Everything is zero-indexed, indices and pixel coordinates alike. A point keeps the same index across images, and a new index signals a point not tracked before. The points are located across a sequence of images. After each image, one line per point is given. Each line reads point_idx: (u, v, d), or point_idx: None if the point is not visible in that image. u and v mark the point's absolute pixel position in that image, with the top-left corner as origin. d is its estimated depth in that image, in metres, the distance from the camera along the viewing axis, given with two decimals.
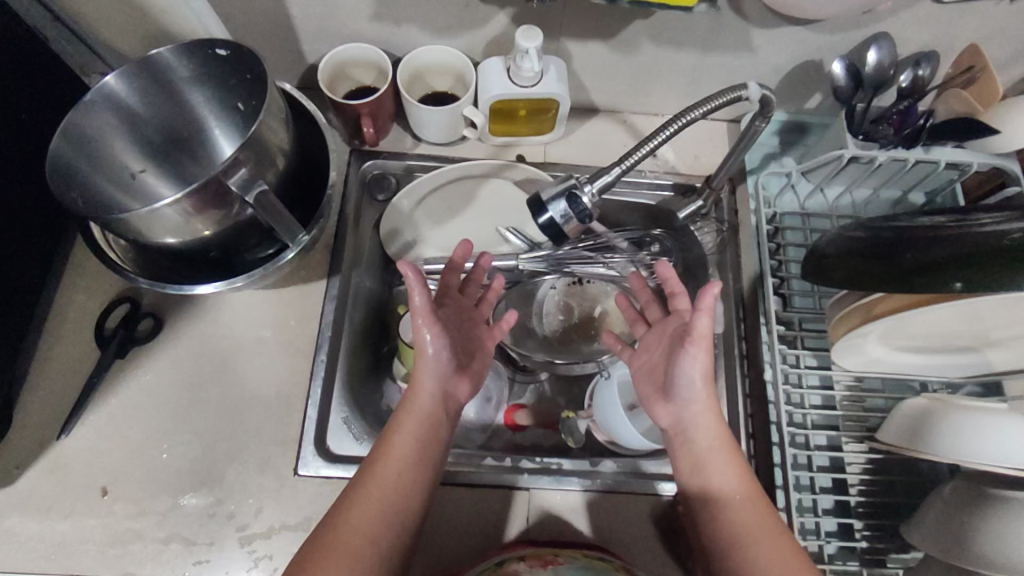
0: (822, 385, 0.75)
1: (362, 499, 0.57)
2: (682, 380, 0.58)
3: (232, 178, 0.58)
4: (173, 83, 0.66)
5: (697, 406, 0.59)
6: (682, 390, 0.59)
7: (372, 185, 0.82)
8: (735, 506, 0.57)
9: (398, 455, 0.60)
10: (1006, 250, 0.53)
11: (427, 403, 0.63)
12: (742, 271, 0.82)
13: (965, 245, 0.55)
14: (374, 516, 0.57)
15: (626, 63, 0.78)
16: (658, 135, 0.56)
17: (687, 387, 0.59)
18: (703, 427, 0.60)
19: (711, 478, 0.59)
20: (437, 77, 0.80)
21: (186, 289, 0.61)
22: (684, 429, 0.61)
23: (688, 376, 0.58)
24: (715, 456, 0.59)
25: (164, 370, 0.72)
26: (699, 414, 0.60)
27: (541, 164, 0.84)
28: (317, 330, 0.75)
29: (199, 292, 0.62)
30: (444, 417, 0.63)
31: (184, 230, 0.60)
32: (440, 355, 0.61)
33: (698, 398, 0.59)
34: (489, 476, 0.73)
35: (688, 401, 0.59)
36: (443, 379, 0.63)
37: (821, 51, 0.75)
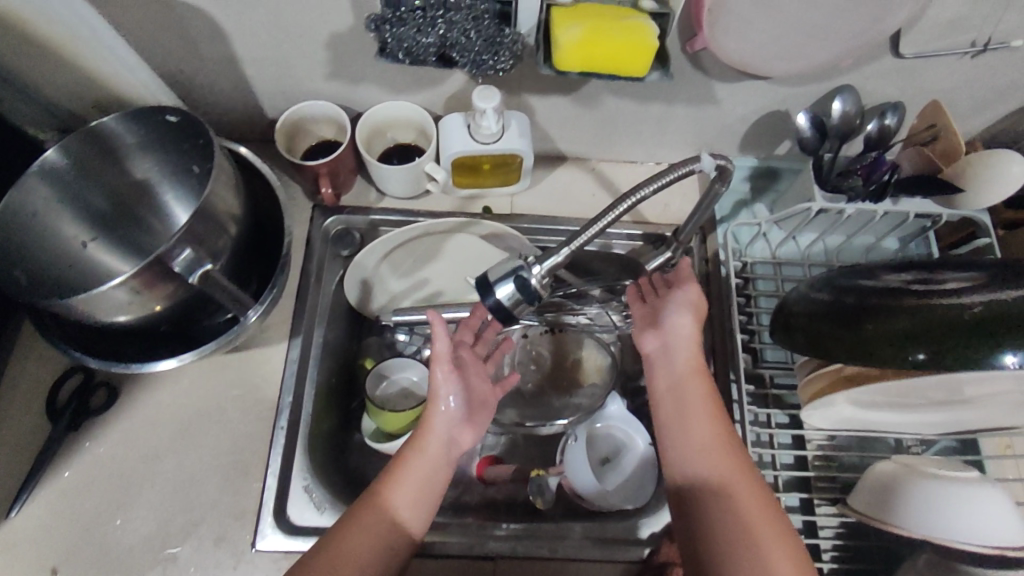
0: (795, 444, 0.73)
1: (361, 525, 0.57)
2: (671, 311, 0.66)
3: (175, 259, 0.56)
4: (120, 151, 0.65)
5: (685, 340, 0.65)
6: (672, 326, 0.66)
7: (337, 241, 0.81)
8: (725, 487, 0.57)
9: (399, 489, 0.59)
10: (968, 323, 0.52)
11: (433, 446, 0.61)
12: (715, 322, 0.78)
13: (925, 317, 0.53)
14: (370, 540, 0.57)
15: (589, 115, 0.77)
16: (620, 201, 0.52)
17: (676, 321, 0.66)
18: (684, 361, 0.65)
19: (699, 458, 0.59)
20: (398, 130, 0.78)
21: (147, 368, 0.59)
22: (670, 355, 0.65)
23: (678, 311, 0.66)
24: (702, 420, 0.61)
25: (119, 441, 0.70)
26: (684, 344, 0.65)
27: (507, 216, 0.83)
28: (278, 394, 0.73)
29: (160, 368, 0.61)
30: (446, 462, 0.62)
31: (131, 308, 0.58)
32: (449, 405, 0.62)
33: (689, 328, 0.65)
34: (455, 544, 0.71)
35: (677, 333, 0.65)
36: (450, 425, 0.62)
37: (786, 102, 0.73)
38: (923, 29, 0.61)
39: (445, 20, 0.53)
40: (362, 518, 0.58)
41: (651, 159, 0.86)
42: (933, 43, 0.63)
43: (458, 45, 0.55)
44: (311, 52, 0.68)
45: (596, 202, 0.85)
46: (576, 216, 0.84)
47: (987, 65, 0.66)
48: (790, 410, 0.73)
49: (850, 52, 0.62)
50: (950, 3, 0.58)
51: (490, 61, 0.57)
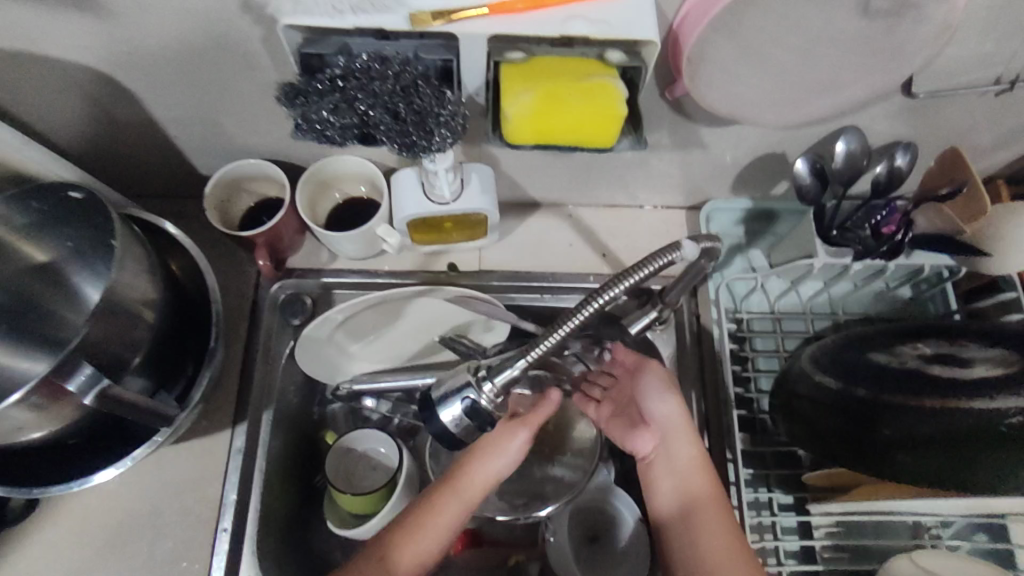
0: (800, 530, 0.65)
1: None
2: (651, 393, 0.59)
3: (69, 379, 0.47)
4: (13, 234, 0.57)
5: (672, 422, 0.58)
6: (658, 415, 0.59)
7: (285, 309, 0.72)
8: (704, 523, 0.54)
9: (428, 530, 0.50)
10: (1000, 437, 0.45)
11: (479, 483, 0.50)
12: (709, 389, 0.70)
13: (950, 425, 0.46)
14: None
15: (561, 162, 0.69)
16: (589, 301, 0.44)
17: (656, 404, 0.59)
18: (683, 449, 0.57)
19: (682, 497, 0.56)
20: (346, 185, 0.70)
21: (85, 484, 0.53)
22: (666, 446, 0.58)
23: (658, 397, 0.59)
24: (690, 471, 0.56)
25: (42, 554, 0.62)
26: (680, 433, 0.58)
27: (474, 274, 0.74)
28: (221, 491, 0.66)
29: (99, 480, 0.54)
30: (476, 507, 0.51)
31: (29, 428, 0.50)
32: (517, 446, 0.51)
33: (675, 409, 0.58)
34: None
35: (659, 416, 0.59)
36: (503, 459, 0.51)
37: (782, 144, 0.65)
38: (938, 68, 0.53)
39: (364, 92, 0.44)
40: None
41: (633, 202, 0.78)
42: (950, 81, 0.54)
43: (383, 125, 0.45)
44: (236, 109, 0.59)
45: (573, 253, 0.76)
46: (551, 271, 0.75)
47: (1013, 102, 0.57)
48: (794, 492, 0.65)
49: (853, 98, 0.53)
50: (971, 40, 0.50)
51: (422, 143, 0.46)
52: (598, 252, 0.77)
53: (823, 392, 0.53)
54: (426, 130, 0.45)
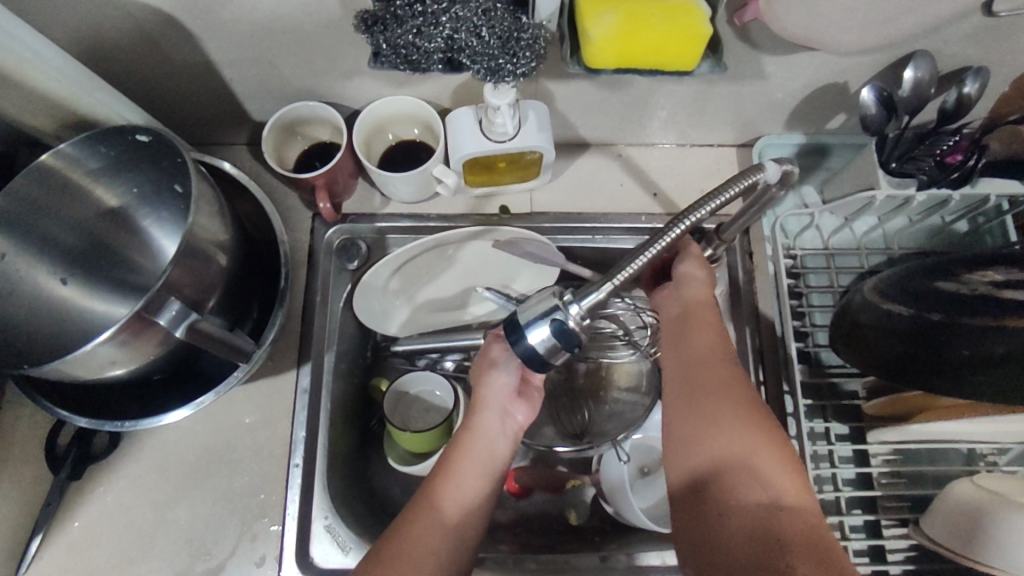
0: (856, 459, 0.66)
1: (416, 544, 0.54)
2: (686, 262, 0.58)
3: (159, 314, 0.49)
4: (82, 178, 0.57)
5: (695, 281, 0.57)
6: (682, 272, 0.58)
7: (341, 253, 0.73)
8: (735, 424, 0.49)
9: (478, 444, 0.60)
10: None
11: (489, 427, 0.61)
12: (762, 325, 0.72)
13: (1012, 341, 0.47)
14: (427, 552, 0.54)
15: (616, 98, 0.68)
16: (674, 224, 0.46)
17: (691, 271, 0.57)
18: (698, 296, 0.56)
19: (693, 395, 0.51)
20: (400, 129, 0.70)
21: (154, 424, 0.54)
22: (677, 292, 0.57)
23: (690, 262, 0.58)
24: (698, 347, 0.54)
25: (124, 488, 0.66)
26: (698, 302, 0.56)
27: (526, 214, 0.75)
28: (291, 430, 0.68)
29: (169, 421, 0.56)
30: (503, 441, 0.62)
31: (116, 364, 0.52)
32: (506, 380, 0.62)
33: (699, 273, 0.58)
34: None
35: (688, 278, 0.58)
36: (501, 396, 0.62)
37: (845, 74, 0.64)
38: None
39: (449, 15, 0.44)
40: (414, 523, 0.56)
41: (685, 140, 0.77)
42: None
43: (468, 48, 0.46)
44: (293, 48, 0.59)
45: (624, 193, 0.76)
46: (602, 211, 0.75)
47: None
48: (851, 422, 0.66)
49: (928, 16, 0.52)
50: None
51: (509, 66, 0.46)
52: (649, 192, 0.76)
53: (893, 320, 0.55)
54: (513, 54, 0.46)
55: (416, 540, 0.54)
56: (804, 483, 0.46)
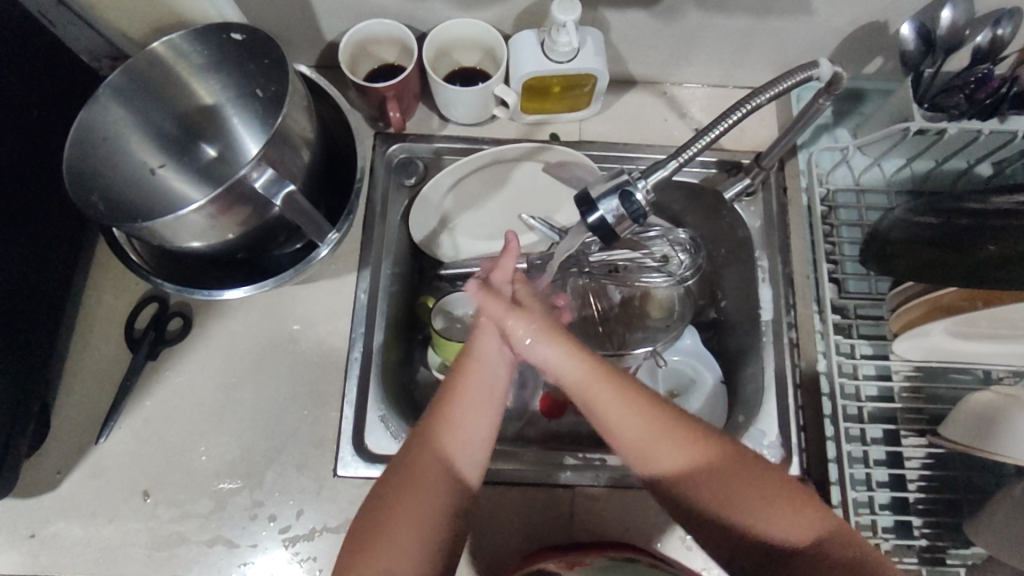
0: (879, 376, 0.71)
1: (409, 504, 0.48)
2: (522, 332, 0.54)
3: (257, 178, 0.54)
4: (184, 70, 0.63)
5: (548, 355, 0.54)
6: (528, 349, 0.55)
7: (399, 170, 0.78)
8: (694, 470, 0.50)
9: (460, 435, 0.52)
10: None
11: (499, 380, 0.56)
12: (793, 254, 0.77)
13: None
14: (427, 496, 0.49)
15: (668, 32, 0.73)
16: (734, 111, 0.50)
17: (528, 343, 0.55)
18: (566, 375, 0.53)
19: (652, 470, 0.51)
20: (463, 53, 0.74)
21: (213, 295, 0.58)
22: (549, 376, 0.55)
23: (526, 331, 0.54)
24: (624, 414, 0.51)
25: (195, 371, 0.71)
26: (558, 360, 0.53)
27: (575, 142, 0.79)
28: (350, 327, 0.73)
29: (227, 298, 0.59)
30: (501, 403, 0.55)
31: (208, 234, 0.56)
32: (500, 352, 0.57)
33: (545, 344, 0.54)
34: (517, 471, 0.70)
35: (538, 351, 0.55)
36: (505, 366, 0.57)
37: (885, 12, 0.68)
38: None
39: None
40: (411, 466, 0.50)
41: (728, 81, 0.81)
42: None
43: None
44: None
45: (667, 127, 0.81)
46: (647, 142, 0.80)
47: None
48: (874, 341, 0.71)
49: None
50: None
51: None
52: (690, 127, 0.81)
53: (921, 228, 0.60)
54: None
55: (416, 483, 0.49)
56: (768, 494, 0.50)
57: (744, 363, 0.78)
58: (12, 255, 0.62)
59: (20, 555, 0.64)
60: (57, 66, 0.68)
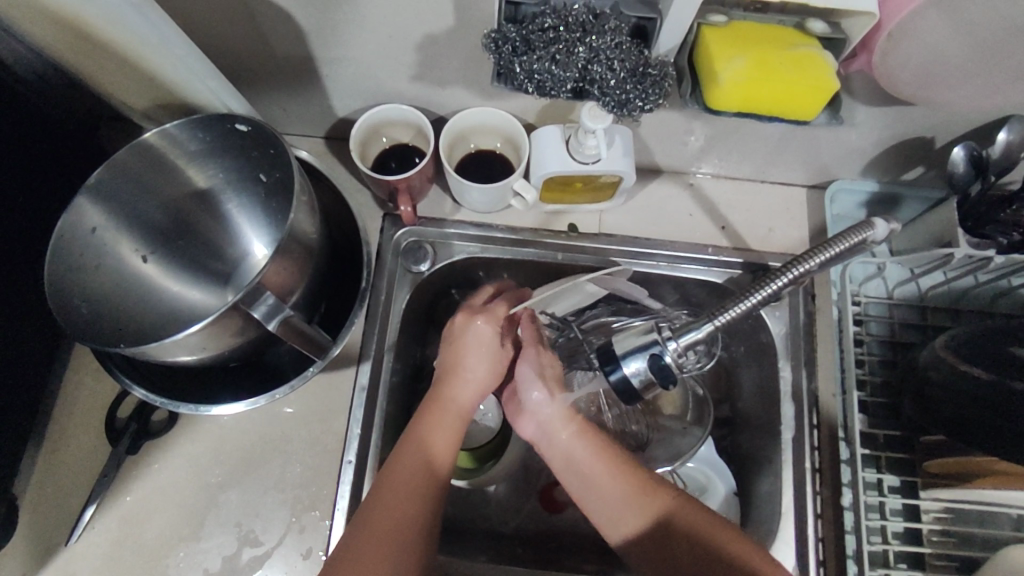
0: (908, 513, 0.66)
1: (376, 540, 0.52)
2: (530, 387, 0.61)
3: (255, 308, 0.50)
4: (179, 158, 0.58)
5: (547, 411, 0.60)
6: (533, 403, 0.61)
7: (407, 254, 0.74)
8: (678, 524, 0.54)
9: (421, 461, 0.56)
10: None
11: (461, 399, 0.60)
12: (819, 368, 0.72)
13: None
14: (390, 542, 0.52)
15: (699, 130, 0.68)
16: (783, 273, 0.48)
17: (535, 397, 0.60)
18: (559, 432, 0.59)
19: (632, 521, 0.55)
20: (481, 137, 0.70)
21: (202, 412, 0.54)
22: (545, 433, 0.60)
23: (535, 386, 0.60)
24: (607, 482, 0.56)
25: (178, 467, 0.66)
26: (554, 418, 0.60)
27: (595, 235, 0.75)
28: (346, 426, 0.68)
29: (217, 413, 0.55)
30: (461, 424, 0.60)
31: (197, 350, 0.52)
32: (475, 374, 0.61)
33: (546, 400, 0.60)
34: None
35: (539, 408, 0.61)
36: (469, 389, 0.61)
37: (934, 129, 0.64)
38: None
39: (584, 44, 0.50)
40: (380, 503, 0.54)
41: (759, 176, 0.77)
42: None
43: (599, 78, 0.52)
44: (396, 53, 0.60)
45: (692, 222, 0.76)
46: (670, 238, 0.76)
47: None
48: (903, 474, 0.67)
49: None
50: None
51: (638, 99, 0.53)
52: (716, 224, 0.76)
53: (969, 381, 0.55)
54: (642, 88, 0.52)
55: (381, 507, 0.54)
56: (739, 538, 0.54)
57: (759, 479, 0.74)
58: None
59: None
60: (43, 135, 0.65)
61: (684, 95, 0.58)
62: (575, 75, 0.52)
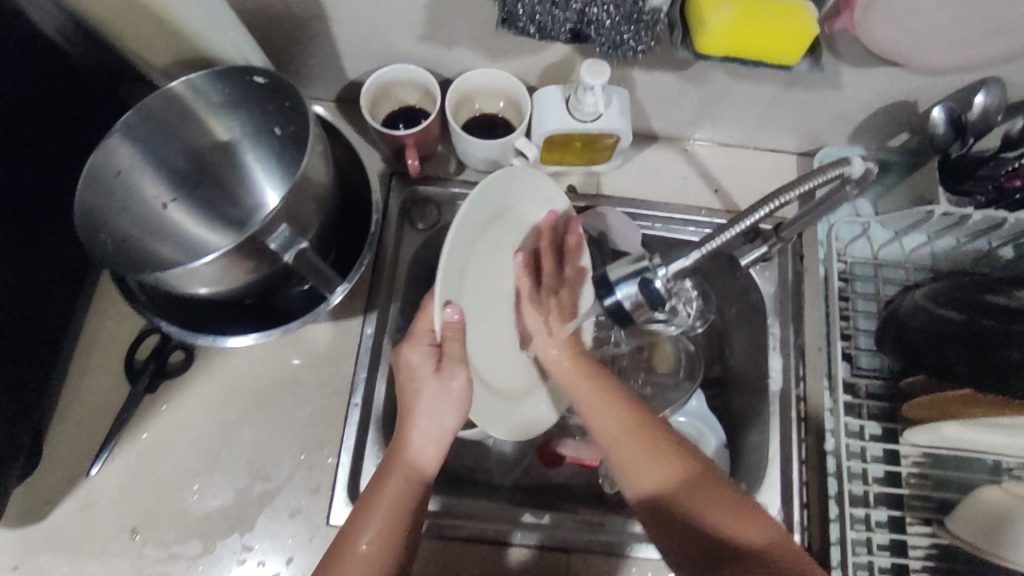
0: (887, 458, 0.69)
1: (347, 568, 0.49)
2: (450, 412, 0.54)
3: (271, 239, 0.54)
4: (203, 108, 0.62)
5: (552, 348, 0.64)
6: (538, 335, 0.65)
7: (413, 212, 0.77)
8: (686, 481, 0.52)
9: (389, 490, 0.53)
10: None
11: (420, 435, 0.55)
12: (806, 324, 0.76)
13: None
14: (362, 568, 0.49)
15: (693, 94, 0.72)
16: (769, 201, 0.49)
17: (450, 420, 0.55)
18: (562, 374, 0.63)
19: (643, 478, 0.54)
20: (486, 100, 0.73)
21: (217, 342, 0.57)
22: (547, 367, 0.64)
23: (449, 408, 0.54)
24: (615, 441, 0.56)
25: (194, 406, 0.70)
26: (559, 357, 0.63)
27: (593, 196, 0.78)
28: (353, 370, 0.72)
29: (231, 344, 0.58)
30: (433, 448, 0.55)
31: (217, 282, 0.56)
32: (423, 405, 0.54)
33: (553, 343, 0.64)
34: (473, 528, 0.69)
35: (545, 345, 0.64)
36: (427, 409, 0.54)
37: (916, 92, 0.67)
38: None
39: None
40: (349, 539, 0.51)
41: (751, 143, 0.80)
42: None
43: (596, 23, 0.57)
44: (407, 13, 0.63)
45: (686, 185, 0.80)
46: (665, 200, 0.79)
47: None
48: (883, 422, 0.70)
49: None
50: None
51: (632, 42, 0.59)
52: (710, 188, 0.80)
53: (946, 323, 0.59)
54: (636, 31, 0.57)
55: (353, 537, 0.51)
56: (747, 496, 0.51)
57: (748, 431, 0.77)
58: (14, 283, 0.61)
59: None
60: (71, 88, 0.68)
61: (674, 44, 0.64)
62: (573, 17, 0.57)
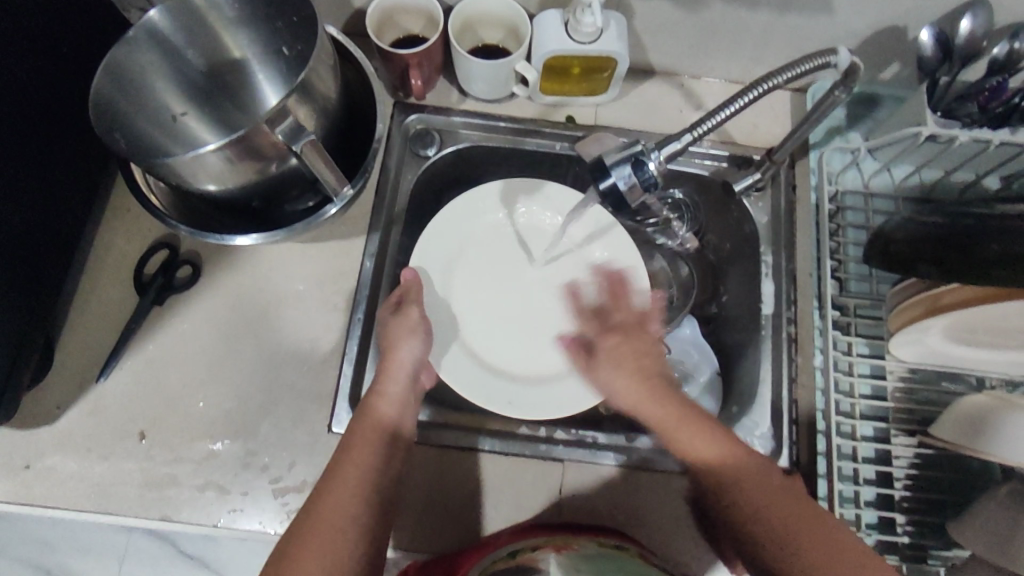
0: (873, 375, 0.72)
1: (326, 513, 0.54)
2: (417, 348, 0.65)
3: (277, 128, 0.55)
4: (217, 21, 0.63)
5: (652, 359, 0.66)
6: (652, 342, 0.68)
7: (416, 139, 0.79)
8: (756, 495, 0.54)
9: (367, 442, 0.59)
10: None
11: (398, 377, 0.64)
12: (797, 251, 0.77)
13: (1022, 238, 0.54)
14: (340, 516, 0.54)
15: (689, 22, 0.74)
16: (743, 92, 0.52)
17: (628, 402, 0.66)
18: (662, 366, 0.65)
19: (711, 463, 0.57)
20: (489, 28, 0.75)
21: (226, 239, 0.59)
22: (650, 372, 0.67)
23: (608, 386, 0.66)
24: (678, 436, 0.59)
25: (200, 319, 0.72)
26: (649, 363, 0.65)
27: (591, 126, 0.80)
28: (355, 288, 0.74)
29: (238, 242, 0.60)
30: (411, 399, 0.64)
31: (225, 177, 0.57)
32: (412, 351, 0.65)
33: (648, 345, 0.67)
34: (449, 437, 0.69)
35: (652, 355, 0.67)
36: (414, 361, 0.65)
37: (905, 16, 0.69)
38: None
39: None
40: (331, 485, 0.57)
41: (746, 78, 0.82)
42: None
43: None
44: None
45: (682, 118, 0.82)
46: (661, 132, 0.81)
47: None
48: (870, 340, 0.72)
49: None
50: None
51: None
52: None
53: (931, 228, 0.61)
54: None
55: (333, 486, 0.56)
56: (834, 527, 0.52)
57: (740, 356, 0.79)
58: (31, 186, 0.63)
59: (13, 484, 0.65)
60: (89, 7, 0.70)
61: None
62: None
